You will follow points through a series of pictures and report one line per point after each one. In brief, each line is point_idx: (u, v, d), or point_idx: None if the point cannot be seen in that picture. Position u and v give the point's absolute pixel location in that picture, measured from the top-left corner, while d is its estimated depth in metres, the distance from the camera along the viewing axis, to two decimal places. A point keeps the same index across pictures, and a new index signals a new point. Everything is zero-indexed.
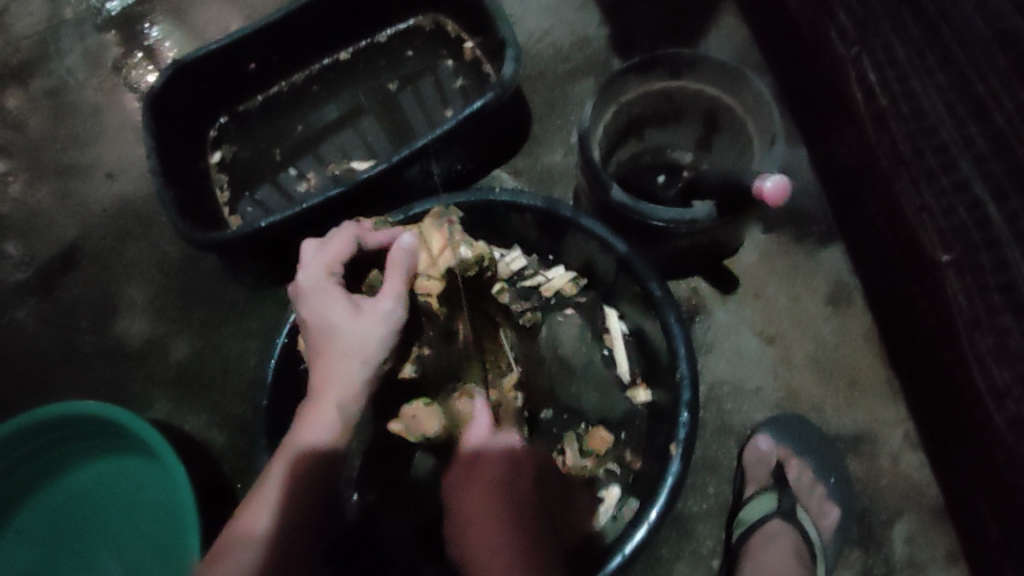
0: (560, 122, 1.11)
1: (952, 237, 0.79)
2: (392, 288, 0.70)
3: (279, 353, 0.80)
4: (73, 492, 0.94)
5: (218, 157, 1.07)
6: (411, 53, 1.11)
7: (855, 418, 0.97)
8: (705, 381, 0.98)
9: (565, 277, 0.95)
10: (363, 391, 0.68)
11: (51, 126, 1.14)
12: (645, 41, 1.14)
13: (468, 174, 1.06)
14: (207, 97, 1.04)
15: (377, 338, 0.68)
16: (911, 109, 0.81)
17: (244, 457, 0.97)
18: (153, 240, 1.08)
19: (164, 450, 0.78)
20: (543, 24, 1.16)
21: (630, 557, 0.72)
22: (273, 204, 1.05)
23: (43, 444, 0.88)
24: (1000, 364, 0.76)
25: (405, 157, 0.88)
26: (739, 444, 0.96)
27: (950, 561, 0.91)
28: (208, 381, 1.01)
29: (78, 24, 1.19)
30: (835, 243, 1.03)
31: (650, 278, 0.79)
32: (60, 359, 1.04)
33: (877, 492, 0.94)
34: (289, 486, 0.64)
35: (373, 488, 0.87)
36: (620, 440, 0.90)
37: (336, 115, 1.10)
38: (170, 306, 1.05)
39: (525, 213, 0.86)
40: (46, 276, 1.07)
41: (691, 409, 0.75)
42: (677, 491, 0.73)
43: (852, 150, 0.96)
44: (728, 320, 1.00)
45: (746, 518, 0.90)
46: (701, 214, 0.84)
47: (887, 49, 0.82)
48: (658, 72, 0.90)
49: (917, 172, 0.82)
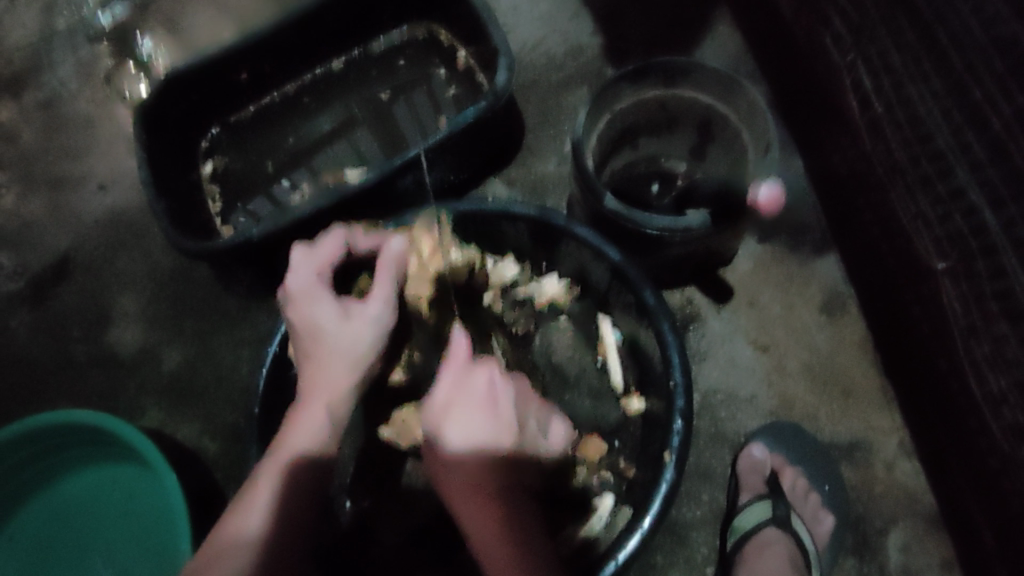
0: (553, 131, 1.11)
1: (947, 244, 0.79)
2: (382, 291, 0.71)
3: (270, 362, 0.80)
4: (61, 503, 0.94)
5: (209, 169, 1.07)
6: (403, 62, 1.11)
7: (849, 425, 0.96)
8: (699, 389, 0.98)
9: (558, 285, 0.94)
10: (353, 392, 0.68)
11: (44, 136, 1.14)
12: (638, 49, 1.15)
13: (463, 183, 1.06)
14: (199, 107, 1.04)
15: (366, 338, 0.69)
16: (907, 116, 0.81)
17: (236, 467, 0.96)
18: (145, 249, 1.07)
19: (155, 458, 0.78)
20: (537, 32, 1.17)
21: (623, 565, 0.71)
22: (266, 214, 1.05)
23: (35, 453, 0.87)
24: (996, 372, 0.76)
25: (398, 166, 0.88)
26: (733, 453, 0.96)
27: (946, 568, 0.90)
28: (201, 390, 1.01)
29: (72, 35, 1.19)
30: (828, 250, 1.03)
31: (644, 287, 0.79)
32: (53, 369, 1.04)
33: (871, 499, 0.94)
34: (279, 487, 0.63)
35: (368, 495, 0.87)
36: (614, 448, 0.91)
37: (329, 125, 1.10)
38: (163, 315, 1.04)
39: (517, 222, 0.85)
40: (37, 285, 1.07)
41: (686, 416, 0.75)
42: (672, 499, 0.73)
43: (847, 158, 0.96)
44: (722, 328, 1.00)
45: (741, 526, 0.89)
46: (696, 223, 0.83)
47: (882, 55, 0.82)
48: (651, 80, 0.90)
49: (911, 179, 0.83)
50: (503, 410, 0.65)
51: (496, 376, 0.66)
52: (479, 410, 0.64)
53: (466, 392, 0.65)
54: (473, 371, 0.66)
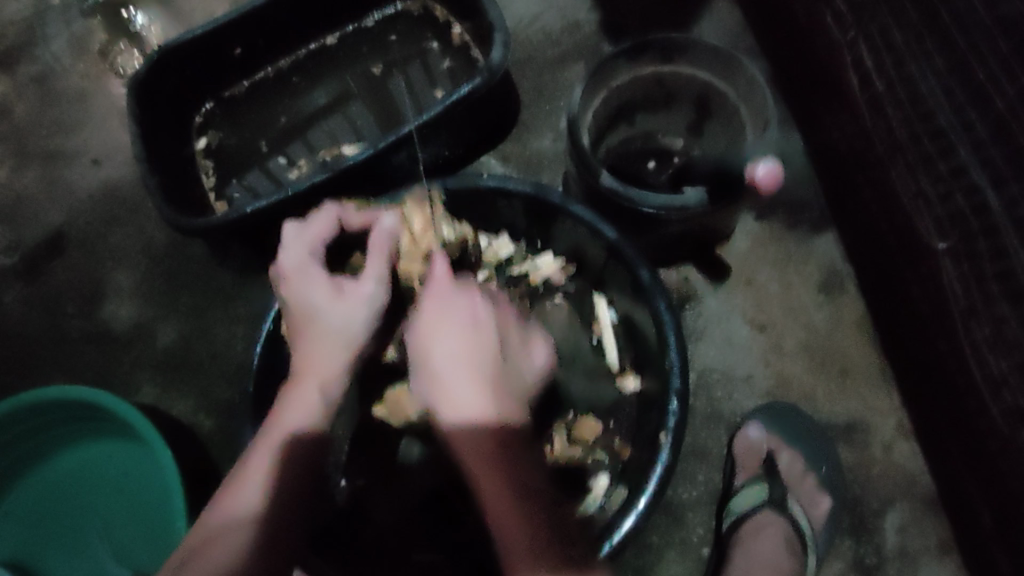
0: (549, 108, 1.10)
1: (948, 225, 0.78)
2: (373, 271, 0.69)
3: (264, 340, 0.80)
4: (55, 479, 0.93)
5: (203, 144, 1.06)
6: (395, 37, 1.10)
7: (847, 406, 0.95)
8: (695, 368, 0.97)
9: (554, 264, 0.94)
10: (347, 374, 0.67)
11: (38, 111, 1.13)
12: (637, 25, 1.13)
13: (455, 159, 1.04)
14: (192, 82, 1.03)
15: (358, 319, 0.67)
16: (907, 93, 0.79)
17: (230, 443, 0.96)
18: (140, 225, 1.07)
19: (148, 433, 0.78)
20: (533, 9, 1.15)
21: (619, 546, 0.71)
22: (262, 189, 1.05)
23: (28, 429, 0.87)
24: (997, 354, 0.74)
25: (392, 142, 0.87)
26: (729, 433, 0.95)
27: (943, 551, 0.90)
28: (195, 366, 1.00)
29: (65, 9, 1.18)
30: (828, 230, 1.02)
31: (639, 264, 0.77)
32: (46, 345, 1.03)
33: (869, 480, 0.93)
34: (273, 463, 0.63)
35: (363, 473, 0.86)
36: (608, 428, 0.90)
37: (324, 101, 1.09)
38: (157, 291, 1.04)
39: (512, 198, 0.84)
40: (32, 261, 1.07)
41: (680, 397, 0.74)
42: (666, 478, 0.72)
43: (846, 136, 0.94)
44: (719, 307, 0.99)
45: (735, 508, 0.89)
46: (693, 200, 0.82)
47: (884, 33, 0.80)
48: (649, 54, 0.88)
49: (913, 158, 0.81)
50: (485, 331, 0.62)
51: (477, 297, 0.64)
52: (463, 334, 0.61)
53: (450, 318, 0.62)
54: (455, 295, 0.63)
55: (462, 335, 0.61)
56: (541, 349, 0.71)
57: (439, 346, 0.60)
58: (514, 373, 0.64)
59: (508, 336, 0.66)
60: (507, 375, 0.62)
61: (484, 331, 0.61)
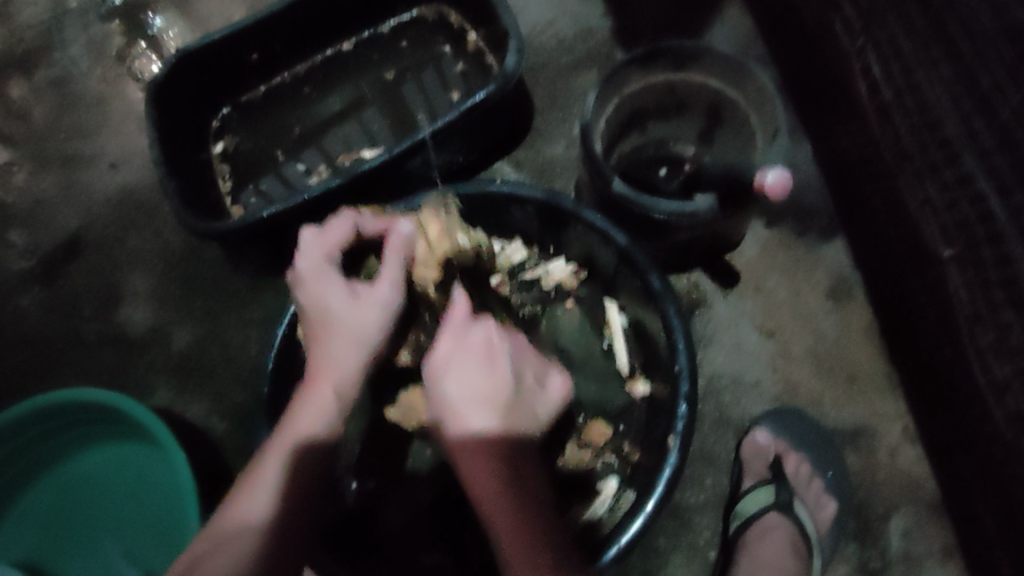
0: (562, 114, 1.11)
1: (954, 232, 0.79)
2: (389, 273, 0.71)
3: (280, 343, 0.81)
4: (70, 482, 0.95)
5: (220, 148, 1.08)
6: (406, 44, 1.11)
7: (854, 411, 0.97)
8: (704, 373, 0.99)
9: (565, 269, 0.96)
10: (359, 376, 0.68)
11: (55, 115, 1.15)
12: (649, 32, 1.14)
13: (469, 165, 1.06)
14: (209, 86, 1.05)
15: (372, 320, 0.68)
16: (916, 103, 0.80)
17: (244, 445, 0.98)
18: (156, 229, 1.08)
19: (164, 436, 0.79)
20: (546, 16, 1.16)
21: (627, 548, 0.72)
22: (276, 194, 1.06)
23: (43, 432, 0.89)
24: (1000, 360, 0.76)
25: (406, 148, 0.89)
26: (737, 438, 0.97)
27: (946, 556, 0.91)
28: (210, 369, 1.02)
29: (83, 14, 1.20)
30: (837, 237, 1.03)
31: (649, 270, 0.79)
32: (64, 347, 1.05)
33: (874, 485, 0.94)
34: (284, 467, 0.64)
35: (372, 475, 0.87)
36: (618, 431, 0.91)
37: (338, 106, 1.10)
38: (173, 295, 1.05)
39: (525, 205, 0.85)
40: (50, 264, 1.08)
41: (689, 401, 0.75)
42: (674, 483, 0.73)
43: (856, 144, 0.95)
44: (728, 314, 1.00)
45: (742, 512, 0.91)
46: (704, 206, 0.83)
47: (892, 40, 0.81)
48: (662, 62, 0.90)
49: (921, 166, 0.82)
50: (498, 363, 0.64)
51: (493, 331, 0.65)
52: (480, 368, 0.63)
53: (464, 352, 0.64)
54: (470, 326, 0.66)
55: (473, 363, 0.63)
56: (560, 385, 0.70)
57: (452, 372, 0.63)
58: (524, 407, 0.64)
59: (524, 366, 0.67)
60: (517, 411, 0.63)
61: (498, 366, 0.63)
